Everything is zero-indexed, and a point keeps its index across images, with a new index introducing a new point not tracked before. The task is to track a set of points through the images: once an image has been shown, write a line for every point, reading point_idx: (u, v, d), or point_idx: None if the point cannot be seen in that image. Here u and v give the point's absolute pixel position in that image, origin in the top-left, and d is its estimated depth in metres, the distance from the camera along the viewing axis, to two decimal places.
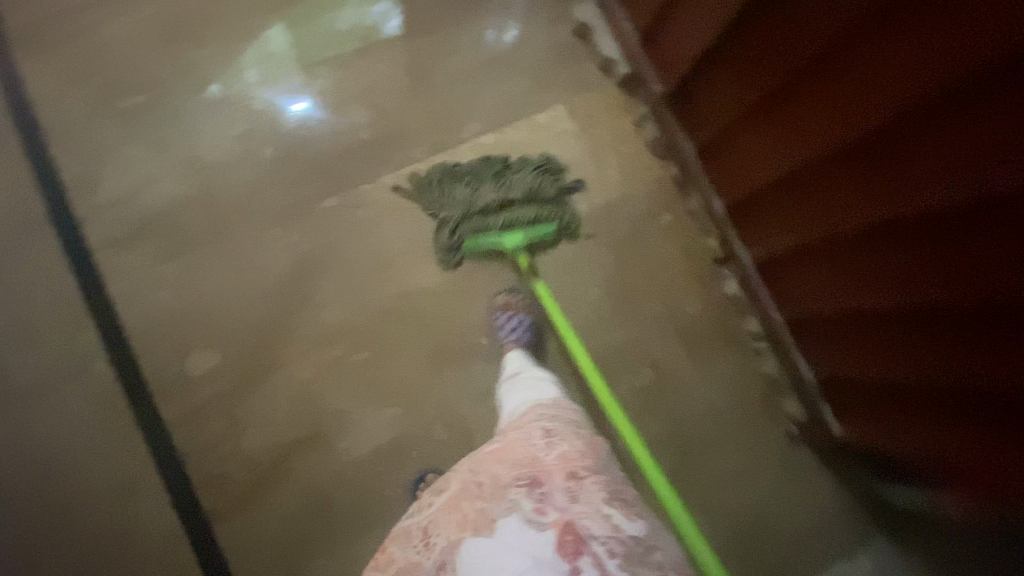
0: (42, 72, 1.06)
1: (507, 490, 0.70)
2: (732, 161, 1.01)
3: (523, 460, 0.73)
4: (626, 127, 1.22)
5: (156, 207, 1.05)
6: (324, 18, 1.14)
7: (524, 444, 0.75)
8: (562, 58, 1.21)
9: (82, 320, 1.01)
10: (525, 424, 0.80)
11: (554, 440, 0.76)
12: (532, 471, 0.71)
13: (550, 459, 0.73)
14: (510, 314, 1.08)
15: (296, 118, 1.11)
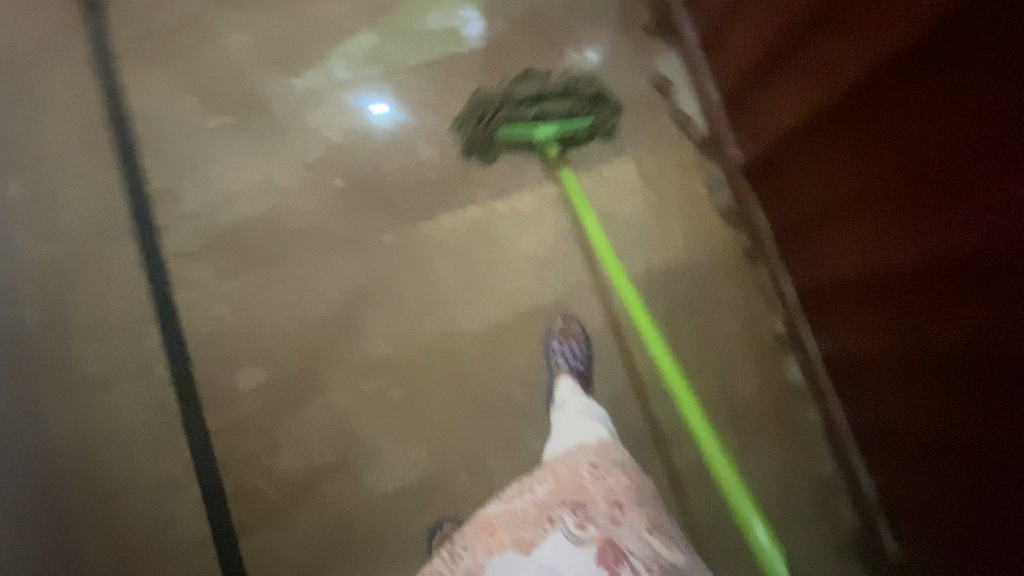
0: (145, 88, 1.14)
1: (550, 510, 0.75)
2: (794, 259, 0.99)
3: (567, 485, 0.78)
4: (698, 188, 1.15)
5: (226, 224, 1.10)
6: (414, 25, 1.18)
7: (571, 473, 0.80)
8: (638, 110, 1.17)
9: (149, 325, 1.07)
10: (573, 455, 0.85)
11: (600, 470, 0.80)
12: (576, 494, 0.76)
13: (594, 485, 0.77)
14: (566, 341, 1.08)
15: (374, 118, 1.14)
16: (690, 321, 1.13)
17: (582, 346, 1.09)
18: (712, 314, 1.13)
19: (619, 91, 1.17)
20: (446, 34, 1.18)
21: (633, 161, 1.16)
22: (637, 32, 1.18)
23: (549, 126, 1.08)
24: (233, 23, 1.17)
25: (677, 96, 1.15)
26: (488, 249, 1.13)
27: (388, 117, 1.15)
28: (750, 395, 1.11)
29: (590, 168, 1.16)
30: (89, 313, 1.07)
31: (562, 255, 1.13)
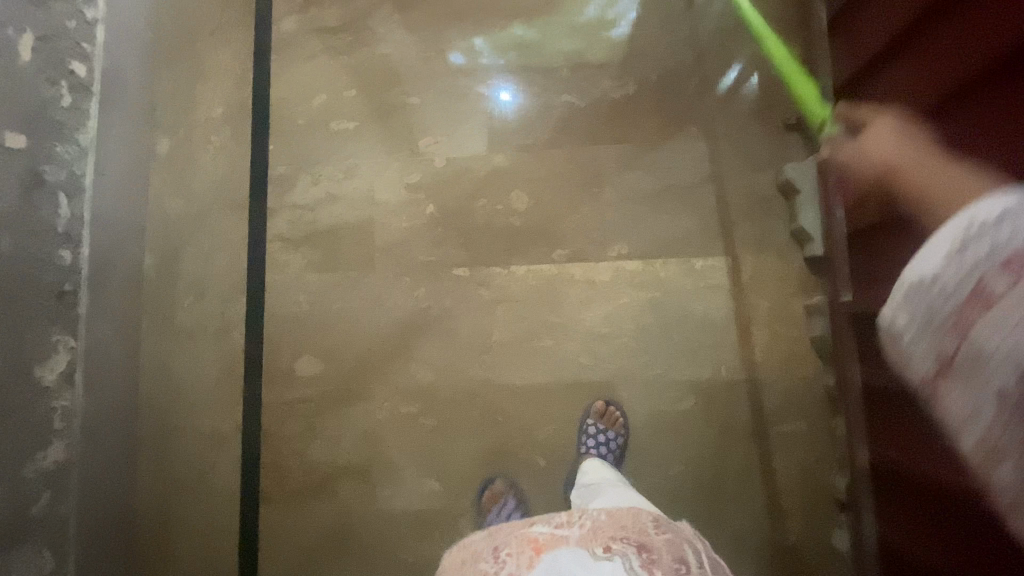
0: (287, 77, 1.22)
1: (611, 544, 0.76)
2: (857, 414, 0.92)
3: (631, 529, 0.79)
4: (795, 309, 1.05)
5: (324, 222, 1.18)
6: (564, 30, 1.16)
7: (634, 520, 0.81)
8: (751, 211, 1.09)
9: (237, 295, 1.18)
10: (636, 511, 0.84)
11: (662, 526, 0.80)
12: (640, 538, 0.77)
13: (659, 537, 0.78)
14: (603, 430, 1.05)
15: (499, 108, 1.17)
16: (740, 447, 1.04)
17: (618, 435, 1.05)
18: (767, 445, 1.04)
19: (736, 185, 1.09)
20: (574, 85, 1.15)
21: (729, 262, 1.08)
22: (774, 128, 1.10)
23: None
24: (379, 32, 1.21)
25: (798, 212, 1.03)
26: (554, 310, 1.11)
27: (512, 103, 1.16)
28: (785, 545, 1.02)
29: (681, 258, 1.09)
30: (192, 271, 1.19)
31: (626, 337, 1.09)
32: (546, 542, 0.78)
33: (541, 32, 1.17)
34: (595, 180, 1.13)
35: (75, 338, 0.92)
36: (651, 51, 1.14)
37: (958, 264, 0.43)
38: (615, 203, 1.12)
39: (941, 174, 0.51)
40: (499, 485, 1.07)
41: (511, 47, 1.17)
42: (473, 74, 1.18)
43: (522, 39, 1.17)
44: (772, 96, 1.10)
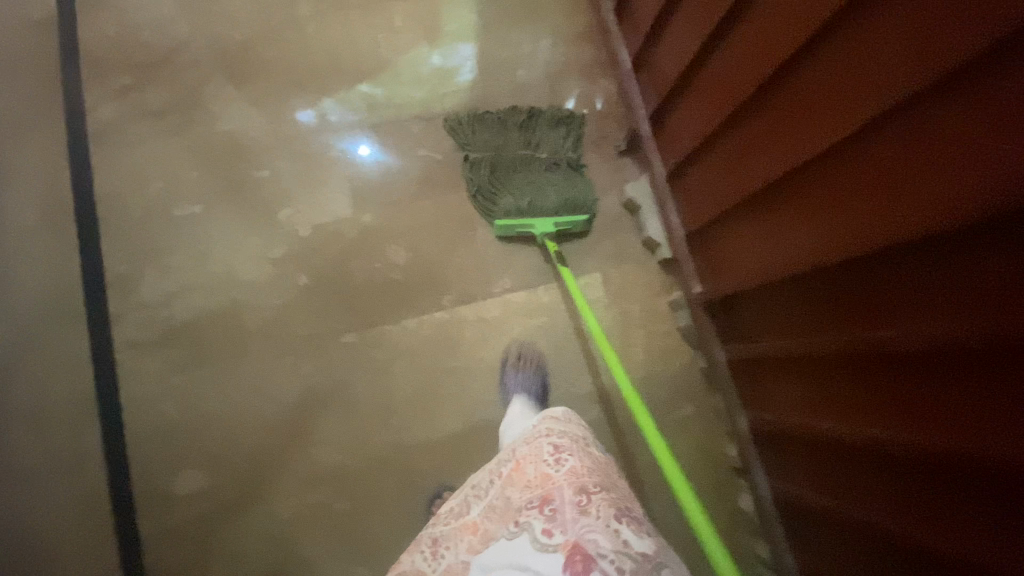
0: (113, 168, 1.12)
1: (521, 510, 0.76)
2: (754, 375, 0.99)
3: (536, 482, 0.78)
4: (662, 308, 1.17)
5: (184, 315, 1.08)
6: (410, 84, 1.21)
7: (535, 460, 0.82)
8: (607, 229, 1.20)
9: (91, 417, 1.03)
10: (536, 443, 0.85)
11: (562, 457, 0.80)
12: (543, 492, 0.76)
13: (559, 475, 0.77)
14: (517, 378, 1.08)
15: (360, 163, 1.17)
16: (645, 444, 1.13)
17: (536, 372, 1.09)
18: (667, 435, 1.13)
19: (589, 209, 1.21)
20: (427, 138, 1.20)
21: (598, 277, 1.18)
22: (610, 152, 1.24)
23: (546, 220, 1.15)
24: (211, 111, 1.15)
25: (643, 221, 1.18)
26: (452, 355, 1.12)
27: (372, 158, 1.18)
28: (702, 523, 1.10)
29: (557, 281, 1.17)
30: (26, 403, 1.02)
31: None
32: (478, 521, 0.79)
33: (388, 87, 1.20)
34: (465, 223, 1.18)
35: None
36: (490, 100, 1.23)
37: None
38: (488, 242, 1.18)
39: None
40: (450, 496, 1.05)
41: (359, 106, 1.19)
42: (322, 135, 1.17)
43: (371, 95, 1.19)
44: (601, 128, 1.24)
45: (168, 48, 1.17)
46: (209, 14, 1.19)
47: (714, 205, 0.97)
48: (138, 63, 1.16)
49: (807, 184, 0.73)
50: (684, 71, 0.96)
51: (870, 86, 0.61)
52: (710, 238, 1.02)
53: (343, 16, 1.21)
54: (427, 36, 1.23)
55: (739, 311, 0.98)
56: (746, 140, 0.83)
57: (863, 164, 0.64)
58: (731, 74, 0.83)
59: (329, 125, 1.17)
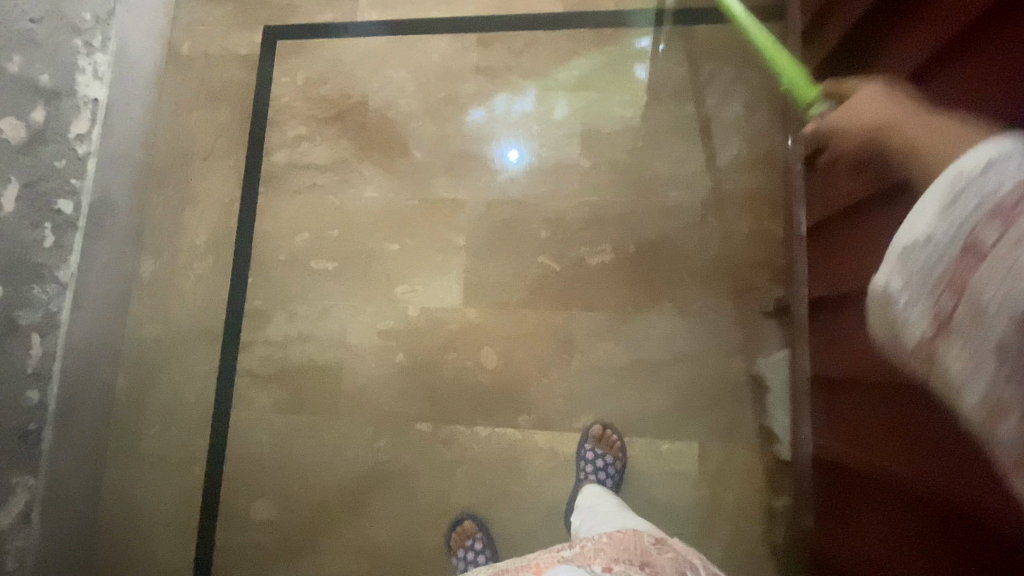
0: (272, 211, 1.23)
1: (613, 561, 0.78)
2: None
3: (634, 550, 0.81)
4: (759, 506, 1.01)
5: (295, 361, 1.18)
6: (580, 79, 1.16)
7: (636, 540, 0.83)
8: (722, 397, 1.05)
9: (201, 430, 1.18)
10: (635, 530, 0.86)
11: (664, 545, 0.83)
12: (642, 558, 0.79)
13: (661, 555, 0.80)
14: (600, 452, 1.04)
15: (514, 163, 1.16)
16: None
17: (615, 461, 1.04)
18: None
19: (707, 369, 1.06)
20: (552, 246, 1.13)
21: (697, 447, 1.05)
22: (752, 310, 1.06)
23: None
24: (363, 175, 1.21)
25: (771, 408, 1.00)
26: (515, 481, 1.08)
27: (523, 160, 1.16)
28: None
29: (648, 438, 1.06)
30: (164, 401, 1.20)
31: None
32: (543, 561, 0.82)
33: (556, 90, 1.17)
34: (566, 345, 1.11)
35: (34, 477, 0.97)
36: (632, 217, 1.11)
37: (959, 212, 0.37)
38: (586, 371, 1.09)
39: (937, 125, 0.43)
40: (470, 525, 1.06)
41: (526, 97, 1.17)
42: (482, 137, 1.18)
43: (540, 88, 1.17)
44: (751, 280, 1.07)
45: (342, 106, 1.24)
46: (385, 79, 1.23)
47: (845, 457, 0.79)
48: (315, 116, 1.25)
49: (949, 527, 0.57)
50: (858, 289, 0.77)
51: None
52: (835, 480, 0.84)
53: (505, 101, 1.18)
54: (584, 133, 1.15)
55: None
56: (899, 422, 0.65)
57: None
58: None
59: (495, 117, 1.18)
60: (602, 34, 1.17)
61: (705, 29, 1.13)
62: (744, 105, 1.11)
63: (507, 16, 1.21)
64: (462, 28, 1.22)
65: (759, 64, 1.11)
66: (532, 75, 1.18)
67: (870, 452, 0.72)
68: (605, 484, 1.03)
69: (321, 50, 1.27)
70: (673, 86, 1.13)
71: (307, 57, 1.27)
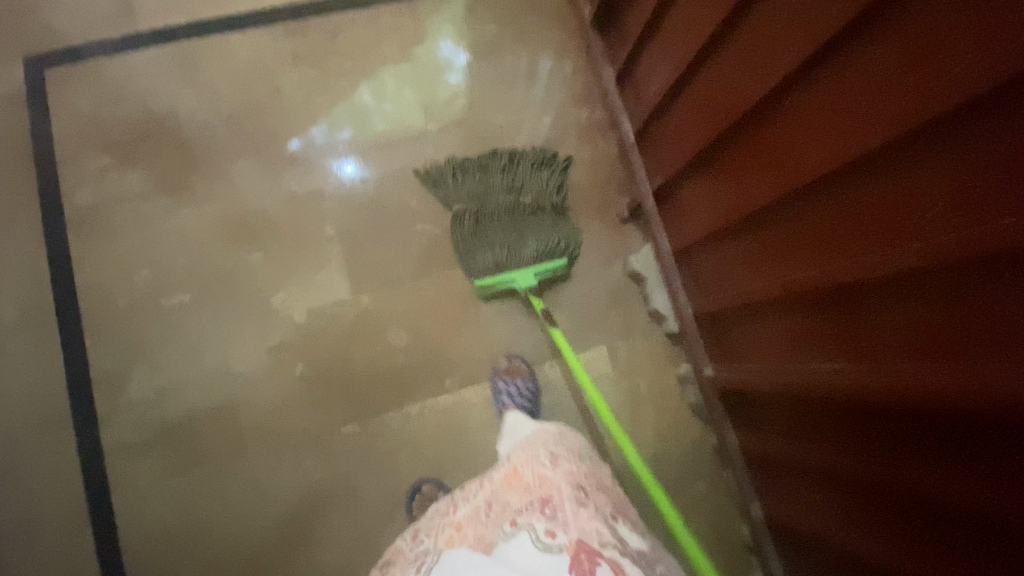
0: (95, 259, 1.06)
1: (520, 516, 0.77)
2: (749, 426, 0.98)
3: (534, 484, 0.81)
4: (670, 380, 1.15)
5: (179, 413, 1.03)
6: (400, 52, 1.19)
7: (533, 464, 0.84)
8: (613, 300, 1.17)
9: (81, 530, 0.98)
10: (534, 448, 0.88)
11: (560, 462, 0.84)
12: (543, 494, 0.79)
13: (558, 477, 0.81)
14: (511, 380, 1.08)
15: (346, 177, 1.14)
16: (656, 527, 1.10)
17: (527, 381, 1.09)
18: (682, 512, 1.11)
19: (594, 282, 1.17)
20: (424, 214, 1.15)
21: (606, 350, 1.15)
22: (613, 219, 1.20)
23: (528, 271, 1.09)
24: (197, 194, 1.10)
25: (650, 293, 1.14)
26: (459, 444, 1.09)
27: (358, 171, 1.15)
28: None
29: (564, 358, 1.14)
30: (19, 517, 0.98)
31: None
32: (466, 521, 0.80)
33: (379, 66, 1.18)
34: (465, 302, 1.14)
35: None
36: None
37: None
38: (492, 319, 1.14)
39: None
40: (430, 488, 1.04)
41: (343, 120, 1.16)
42: (320, 152, 1.14)
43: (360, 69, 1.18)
44: (605, 193, 1.20)
45: (148, 127, 1.11)
46: (192, 88, 1.13)
47: (727, 286, 0.93)
48: (118, 144, 1.10)
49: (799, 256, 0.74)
50: (695, 156, 0.91)
51: (907, 232, 0.58)
52: (716, 317, 1.00)
53: (330, 86, 1.16)
54: (420, 102, 1.18)
55: (758, 402, 0.94)
56: (772, 240, 0.79)
57: (900, 306, 0.61)
58: (752, 168, 0.79)
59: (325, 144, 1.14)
60: (409, 6, 1.21)
61: None
62: (551, 48, 1.23)
63: (308, 4, 1.19)
64: (265, 21, 1.17)
65: (554, 11, 1.25)
66: (352, 57, 1.18)
67: (746, 266, 0.87)
68: (523, 406, 1.07)
69: (102, 71, 1.12)
70: (489, 41, 1.22)
71: (86, 82, 1.12)
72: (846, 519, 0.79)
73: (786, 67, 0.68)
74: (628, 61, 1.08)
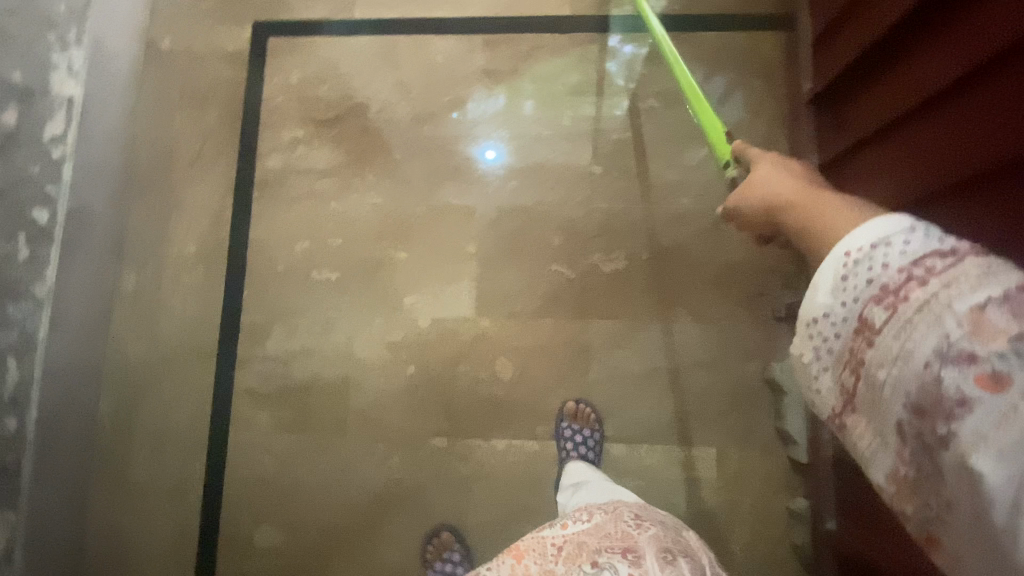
0: (268, 219, 1.16)
1: (601, 556, 0.74)
2: None
3: (616, 536, 0.78)
4: (777, 509, 1.03)
5: (297, 378, 1.12)
6: (590, 84, 1.15)
7: (616, 522, 0.82)
8: (740, 402, 1.06)
9: (197, 452, 1.11)
10: (615, 509, 0.86)
11: (644, 525, 0.81)
12: (625, 543, 0.76)
13: (642, 536, 0.78)
14: (579, 428, 1.05)
15: (484, 165, 1.15)
16: None
17: (594, 432, 1.05)
18: None
19: (722, 375, 1.07)
20: (564, 254, 1.12)
21: (714, 453, 1.05)
22: (766, 315, 1.07)
23: None
24: (367, 180, 1.16)
25: (785, 412, 1.02)
26: (534, 493, 1.07)
27: (500, 160, 1.14)
28: None
29: (667, 445, 1.06)
30: (154, 423, 1.12)
31: None
32: (530, 553, 0.79)
33: (563, 94, 1.15)
34: (582, 354, 1.09)
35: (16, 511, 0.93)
36: (646, 221, 1.11)
37: None
38: (603, 380, 1.08)
39: None
40: (446, 537, 1.05)
41: (513, 118, 1.15)
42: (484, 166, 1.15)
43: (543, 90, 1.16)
44: (767, 283, 1.07)
45: (340, 109, 1.19)
46: (388, 81, 1.19)
47: None
48: (313, 119, 1.19)
49: None
50: None
51: None
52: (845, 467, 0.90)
53: (512, 105, 1.16)
54: (594, 139, 1.14)
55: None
56: None
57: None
58: None
59: (484, 111, 1.16)
60: (613, 37, 1.16)
61: (714, 35, 1.14)
62: (750, 111, 1.11)
63: (512, 18, 1.18)
64: (469, 28, 1.19)
65: (767, 72, 1.12)
66: (541, 79, 1.16)
67: None
68: (587, 458, 1.03)
69: (316, 50, 1.21)
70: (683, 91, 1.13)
71: (300, 56, 1.21)
72: None
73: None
74: (838, 158, 0.95)
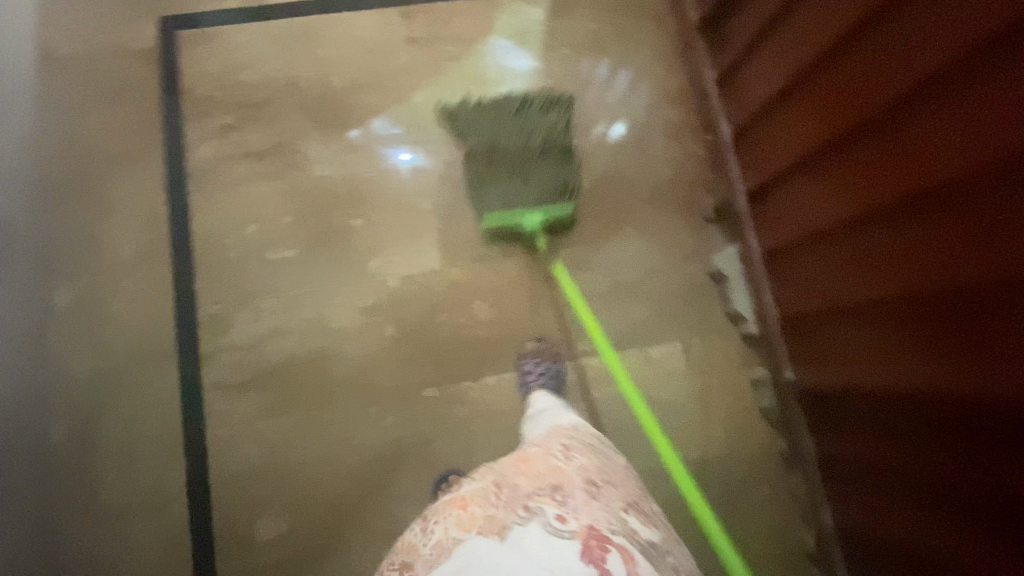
0: (211, 209, 1.13)
1: (529, 499, 0.70)
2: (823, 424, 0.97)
3: (545, 472, 0.73)
4: (742, 381, 1.16)
5: (272, 361, 1.08)
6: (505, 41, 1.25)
7: (545, 457, 0.76)
8: (693, 297, 1.19)
9: (173, 458, 1.04)
10: (548, 439, 0.81)
11: (573, 455, 0.77)
12: (556, 480, 0.72)
13: (570, 470, 0.74)
14: (537, 362, 1.10)
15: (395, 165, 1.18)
16: None
17: (551, 364, 1.11)
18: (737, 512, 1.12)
19: (672, 277, 1.19)
20: None
21: (679, 346, 1.17)
22: (698, 219, 1.21)
23: None
24: (309, 156, 1.17)
25: (731, 294, 1.15)
26: None
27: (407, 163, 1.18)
28: None
29: (638, 347, 1.17)
30: (118, 438, 1.04)
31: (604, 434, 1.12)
32: (471, 499, 0.71)
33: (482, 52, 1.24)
34: (549, 282, 1.17)
35: None
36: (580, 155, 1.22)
37: None
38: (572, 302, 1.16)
39: None
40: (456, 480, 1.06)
41: (440, 80, 1.22)
42: (421, 127, 1.20)
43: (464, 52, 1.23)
44: (693, 191, 1.22)
45: (268, 92, 1.18)
46: (312, 59, 1.21)
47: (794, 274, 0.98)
48: (240, 104, 1.17)
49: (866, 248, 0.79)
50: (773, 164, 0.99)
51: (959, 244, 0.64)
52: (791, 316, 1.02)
53: (438, 67, 1.22)
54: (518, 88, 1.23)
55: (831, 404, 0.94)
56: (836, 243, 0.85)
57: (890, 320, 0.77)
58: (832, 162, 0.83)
59: (413, 76, 1.22)
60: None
61: None
62: (649, 49, 1.27)
63: None
64: (383, 3, 1.24)
65: (656, 15, 1.29)
66: (461, 42, 1.24)
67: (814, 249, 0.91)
68: (550, 386, 1.09)
69: (231, 38, 1.20)
70: (589, 39, 1.27)
71: (214, 46, 1.19)
72: (878, 508, 0.86)
73: (894, 84, 0.70)
74: (731, 65, 1.10)
